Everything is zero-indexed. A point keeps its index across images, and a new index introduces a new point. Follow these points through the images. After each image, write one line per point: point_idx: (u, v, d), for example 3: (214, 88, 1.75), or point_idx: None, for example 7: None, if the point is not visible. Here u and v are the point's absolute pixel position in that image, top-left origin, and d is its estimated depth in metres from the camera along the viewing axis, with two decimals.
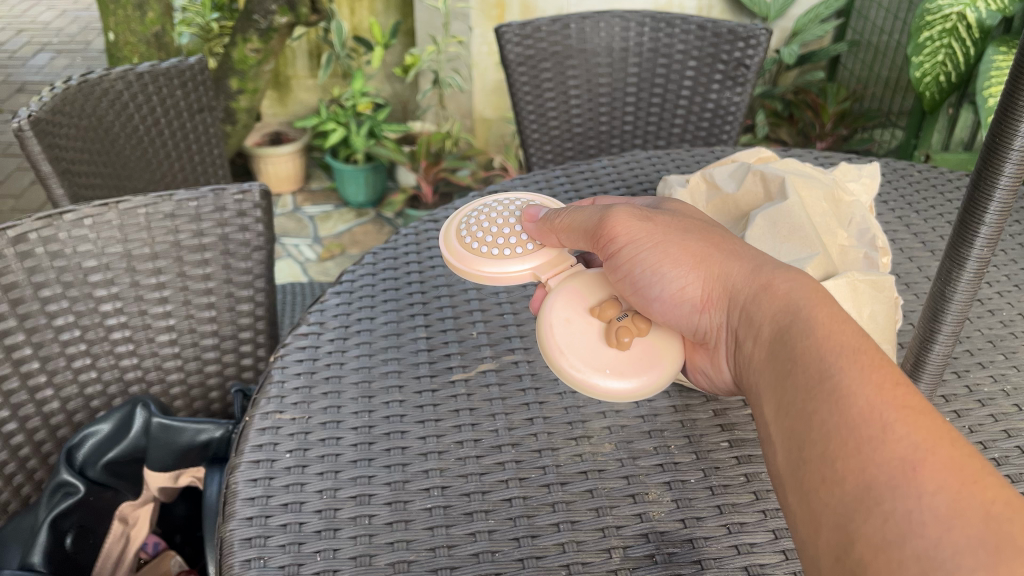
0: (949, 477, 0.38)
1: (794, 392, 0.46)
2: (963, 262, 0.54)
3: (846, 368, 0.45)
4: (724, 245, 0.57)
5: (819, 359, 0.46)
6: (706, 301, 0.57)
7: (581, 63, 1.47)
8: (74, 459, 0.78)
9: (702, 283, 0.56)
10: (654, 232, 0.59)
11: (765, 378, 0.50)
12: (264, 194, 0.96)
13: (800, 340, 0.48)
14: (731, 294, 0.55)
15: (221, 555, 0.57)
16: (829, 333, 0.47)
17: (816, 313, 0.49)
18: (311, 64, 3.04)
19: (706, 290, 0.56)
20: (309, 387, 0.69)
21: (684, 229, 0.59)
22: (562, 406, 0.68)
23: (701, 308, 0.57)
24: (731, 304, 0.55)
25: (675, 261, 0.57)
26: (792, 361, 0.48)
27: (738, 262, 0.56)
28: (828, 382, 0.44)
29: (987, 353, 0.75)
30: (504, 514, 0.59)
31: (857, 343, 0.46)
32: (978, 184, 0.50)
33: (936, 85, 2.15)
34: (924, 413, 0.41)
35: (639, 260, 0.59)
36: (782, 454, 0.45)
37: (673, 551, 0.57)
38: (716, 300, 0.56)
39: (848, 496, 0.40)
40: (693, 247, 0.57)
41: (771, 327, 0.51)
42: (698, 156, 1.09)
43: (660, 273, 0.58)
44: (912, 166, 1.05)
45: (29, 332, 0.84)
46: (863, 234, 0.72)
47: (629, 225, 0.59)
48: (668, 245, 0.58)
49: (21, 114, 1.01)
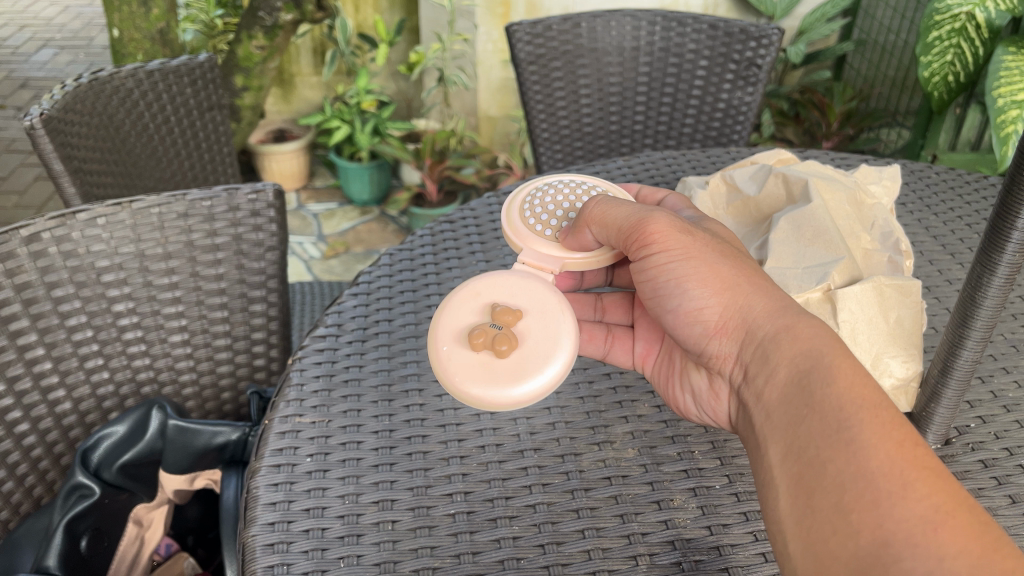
0: (970, 543, 0.38)
1: (806, 433, 0.45)
2: (995, 267, 0.53)
3: (866, 419, 0.43)
4: (754, 272, 0.55)
5: (838, 404, 0.45)
6: (722, 327, 0.55)
7: (592, 62, 1.46)
8: (89, 460, 0.77)
9: (723, 309, 0.54)
10: (687, 245, 0.56)
11: (775, 415, 0.48)
12: (278, 194, 0.95)
13: (819, 382, 0.46)
14: (749, 326, 0.53)
15: (244, 560, 0.56)
16: (849, 379, 0.46)
17: (836, 356, 0.47)
18: (315, 62, 3.03)
19: (723, 318, 0.55)
20: (329, 390, 0.69)
21: (715, 248, 0.56)
22: (584, 411, 0.68)
23: (713, 334, 0.55)
24: (748, 336, 0.53)
25: (702, 282, 0.55)
26: (808, 402, 0.46)
27: (766, 293, 0.53)
28: (846, 431, 0.43)
29: (1011, 357, 0.74)
30: (528, 521, 0.58)
31: (876, 395, 0.45)
32: (1012, 186, 0.50)
33: (945, 85, 2.14)
34: (940, 474, 0.41)
35: (668, 270, 0.56)
36: (787, 498, 0.44)
37: (700, 559, 0.56)
38: (731, 329, 0.54)
39: (863, 552, 0.39)
40: (723, 270, 0.55)
41: (787, 368, 0.49)
42: (714, 156, 1.08)
43: (684, 289, 0.56)
44: (929, 168, 1.04)
45: (42, 332, 0.83)
46: (886, 237, 0.71)
47: (666, 233, 0.56)
48: (698, 263, 0.55)
49: (32, 112, 1.00)
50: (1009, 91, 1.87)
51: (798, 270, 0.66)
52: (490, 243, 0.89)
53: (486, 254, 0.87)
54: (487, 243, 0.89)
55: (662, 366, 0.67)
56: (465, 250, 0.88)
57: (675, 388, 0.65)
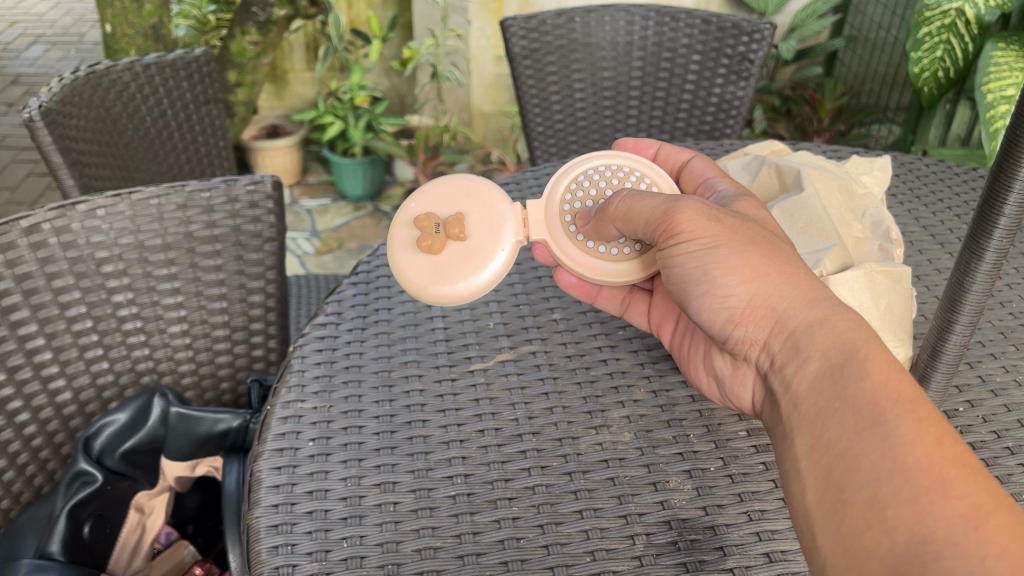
0: (1013, 541, 0.38)
1: (835, 427, 0.46)
2: (983, 252, 0.55)
3: (902, 414, 0.44)
4: (785, 260, 0.55)
5: (869, 397, 0.46)
6: (748, 315, 0.56)
7: (586, 56, 1.47)
8: (91, 448, 0.78)
9: (751, 296, 0.55)
10: (719, 233, 0.57)
11: (803, 407, 0.49)
12: (276, 185, 0.96)
13: (850, 375, 0.47)
14: (779, 316, 0.54)
15: (248, 542, 0.57)
16: (880, 372, 0.47)
17: (869, 349, 0.48)
18: (308, 57, 3.03)
19: (750, 306, 0.55)
20: (330, 376, 0.70)
21: (748, 238, 0.57)
22: (581, 396, 0.69)
23: (740, 321, 0.56)
24: (778, 326, 0.54)
25: (729, 269, 0.56)
26: (838, 394, 0.47)
27: (797, 284, 0.54)
28: (881, 427, 0.44)
29: (999, 344, 0.76)
30: (527, 502, 0.59)
31: (910, 391, 0.46)
32: (999, 174, 0.52)
33: (935, 81, 2.15)
34: (978, 471, 0.42)
35: (694, 257, 0.57)
36: (816, 492, 0.45)
37: (695, 538, 0.57)
38: (760, 318, 0.55)
39: (901, 549, 0.40)
40: (754, 259, 0.55)
41: (819, 361, 0.50)
42: (707, 148, 1.09)
43: (712, 276, 0.57)
44: (919, 160, 1.06)
45: (42, 322, 0.84)
46: (877, 226, 0.73)
47: (696, 223, 0.57)
48: (729, 250, 0.56)
49: (30, 105, 1.00)
50: (998, 87, 1.88)
51: None
52: None
53: None
54: None
55: (681, 337, 0.70)
56: None
57: (698, 366, 0.67)
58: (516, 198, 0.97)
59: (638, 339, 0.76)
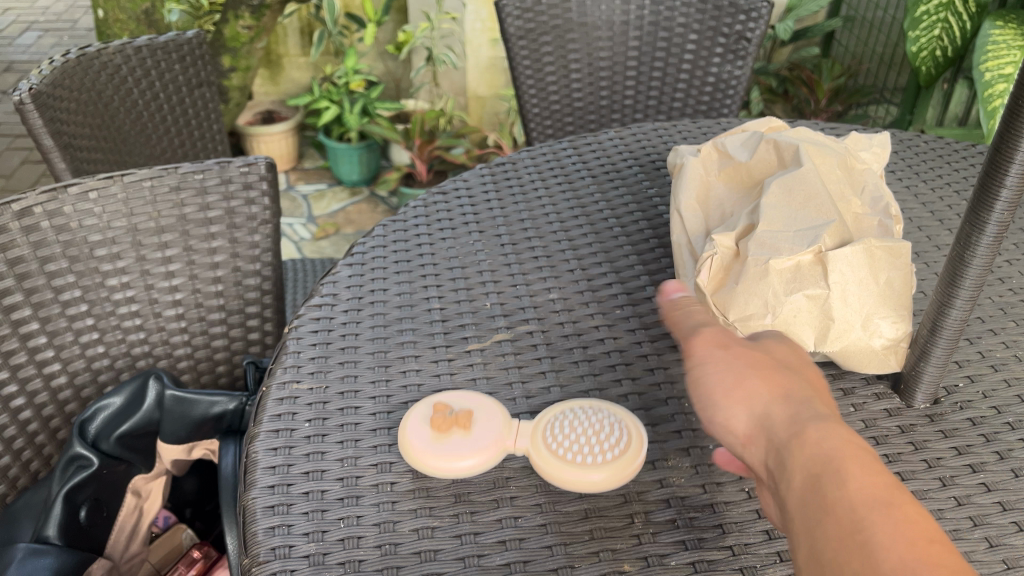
0: None
1: (801, 521, 0.37)
2: (984, 226, 0.55)
3: (869, 499, 0.36)
4: (779, 370, 0.46)
5: (835, 481, 0.37)
6: (742, 440, 0.44)
7: (582, 37, 1.46)
8: (86, 432, 0.78)
9: (743, 413, 0.44)
10: (718, 352, 0.48)
11: (783, 514, 0.39)
12: (270, 167, 0.95)
13: (818, 464, 0.39)
14: (771, 430, 0.42)
15: (244, 523, 0.57)
16: (850, 459, 0.38)
17: (838, 438, 0.40)
18: (302, 42, 3.00)
19: (745, 424, 0.44)
20: (325, 357, 0.69)
21: (744, 354, 0.47)
22: (579, 374, 0.69)
23: (737, 445, 0.44)
24: (765, 442, 0.42)
25: (723, 378, 0.46)
26: (807, 490, 0.38)
27: (790, 393, 0.44)
28: (845, 507, 0.36)
29: (998, 320, 0.75)
30: (526, 481, 0.59)
31: (877, 475, 0.37)
32: (1001, 144, 0.52)
33: (932, 60, 2.14)
34: (948, 551, 0.34)
35: (694, 375, 0.48)
36: None
37: (694, 516, 0.57)
38: (757, 437, 0.43)
39: None
40: (748, 369, 0.46)
41: (797, 467, 0.39)
42: (705, 127, 1.08)
43: (704, 387, 0.47)
44: (918, 137, 1.05)
45: (36, 306, 0.83)
46: (877, 201, 0.71)
47: (706, 347, 0.49)
48: (721, 364, 0.47)
49: (21, 87, 0.99)
50: (997, 65, 1.87)
51: (790, 233, 0.66)
52: (484, 213, 0.89)
53: (479, 224, 0.87)
54: (480, 212, 0.89)
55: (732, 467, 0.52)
56: (459, 220, 0.88)
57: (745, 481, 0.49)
58: (513, 178, 0.96)
59: (636, 319, 0.75)
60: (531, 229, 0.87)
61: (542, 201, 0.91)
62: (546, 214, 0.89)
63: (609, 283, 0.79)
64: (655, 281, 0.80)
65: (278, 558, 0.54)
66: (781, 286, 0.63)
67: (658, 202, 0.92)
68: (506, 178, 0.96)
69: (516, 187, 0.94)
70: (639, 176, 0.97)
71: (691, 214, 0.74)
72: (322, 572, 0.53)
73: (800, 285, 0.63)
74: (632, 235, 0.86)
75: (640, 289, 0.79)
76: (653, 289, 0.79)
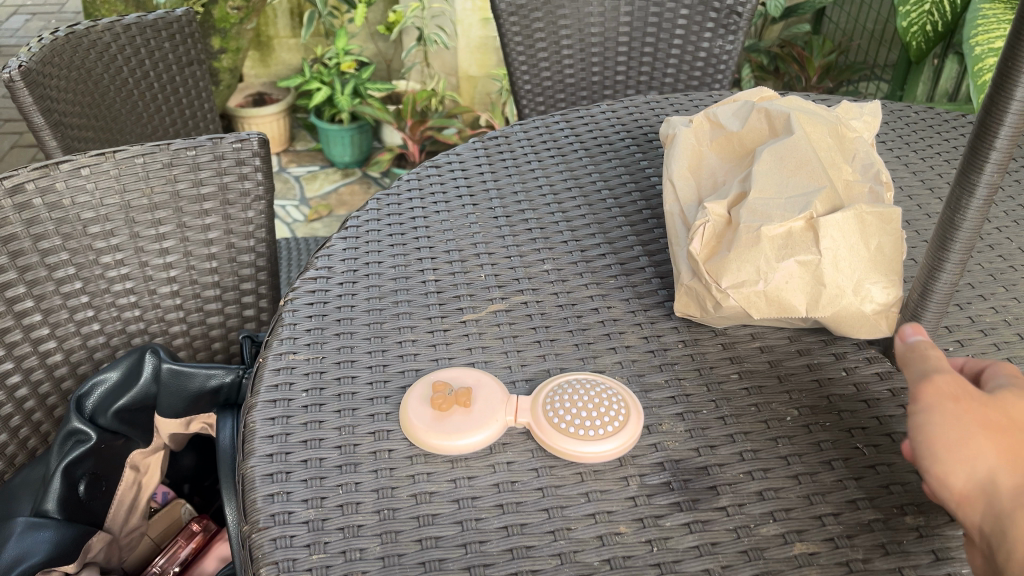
0: None
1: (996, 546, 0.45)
2: (974, 189, 0.55)
3: None
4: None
5: None
6: (965, 501, 0.47)
7: (573, 12, 1.45)
8: (84, 406, 0.78)
9: (963, 473, 0.46)
10: (954, 403, 0.48)
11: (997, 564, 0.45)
12: (263, 142, 0.95)
13: (999, 509, 0.45)
14: (991, 494, 0.46)
15: (244, 491, 0.57)
16: None
17: None
18: (292, 23, 2.98)
19: (968, 486, 0.46)
20: (321, 328, 0.69)
21: (979, 405, 0.48)
22: (573, 342, 0.69)
23: (958, 503, 0.47)
24: (989, 507, 0.46)
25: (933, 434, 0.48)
26: (997, 529, 0.45)
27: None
28: None
29: (988, 286, 0.76)
30: (522, 447, 0.60)
31: None
32: (990, 109, 0.52)
33: (923, 35, 2.14)
34: None
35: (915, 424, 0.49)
36: None
37: (688, 478, 0.58)
38: (978, 502, 0.46)
39: None
40: (972, 418, 0.47)
41: (975, 515, 0.46)
42: (697, 100, 1.08)
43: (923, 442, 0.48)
44: (909, 107, 1.05)
45: (30, 284, 0.83)
46: (868, 169, 0.72)
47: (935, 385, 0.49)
48: (944, 413, 0.48)
49: (10, 65, 0.99)
50: (987, 39, 1.87)
51: (782, 200, 0.66)
52: (477, 186, 0.89)
53: (472, 197, 0.87)
54: (474, 185, 0.89)
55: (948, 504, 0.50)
56: (452, 193, 0.88)
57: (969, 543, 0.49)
58: (506, 151, 0.96)
59: (629, 288, 0.75)
60: (524, 201, 0.87)
61: (536, 174, 0.91)
62: (540, 187, 0.89)
63: (603, 254, 0.80)
64: (648, 252, 0.80)
65: (278, 523, 0.54)
66: (772, 253, 0.63)
67: (651, 174, 0.92)
68: (498, 151, 0.96)
69: (509, 160, 0.94)
70: (632, 149, 0.97)
71: (684, 183, 0.74)
72: (322, 536, 0.54)
73: (792, 251, 0.63)
74: (625, 206, 0.86)
75: (634, 259, 0.79)
76: (647, 259, 0.79)
